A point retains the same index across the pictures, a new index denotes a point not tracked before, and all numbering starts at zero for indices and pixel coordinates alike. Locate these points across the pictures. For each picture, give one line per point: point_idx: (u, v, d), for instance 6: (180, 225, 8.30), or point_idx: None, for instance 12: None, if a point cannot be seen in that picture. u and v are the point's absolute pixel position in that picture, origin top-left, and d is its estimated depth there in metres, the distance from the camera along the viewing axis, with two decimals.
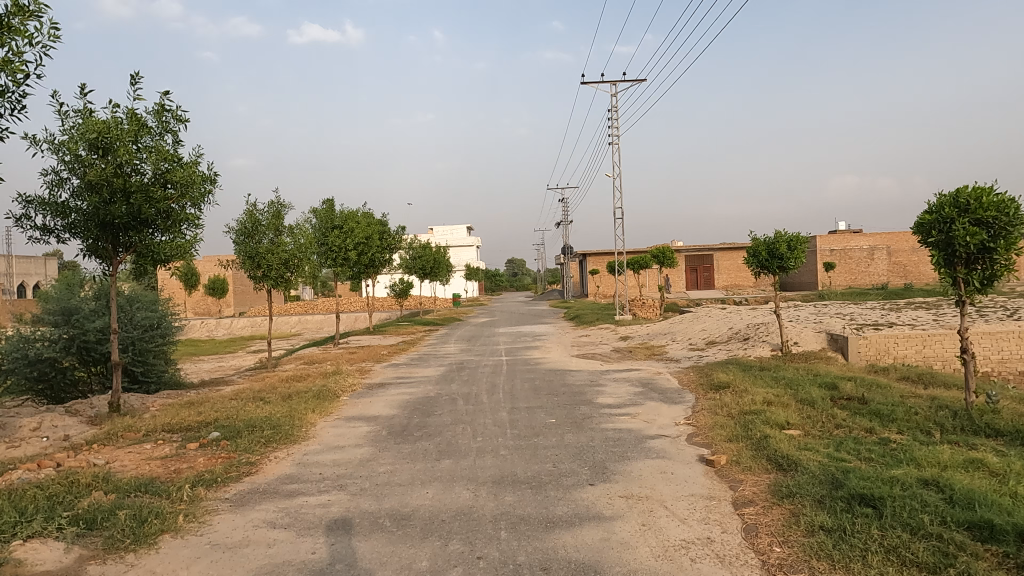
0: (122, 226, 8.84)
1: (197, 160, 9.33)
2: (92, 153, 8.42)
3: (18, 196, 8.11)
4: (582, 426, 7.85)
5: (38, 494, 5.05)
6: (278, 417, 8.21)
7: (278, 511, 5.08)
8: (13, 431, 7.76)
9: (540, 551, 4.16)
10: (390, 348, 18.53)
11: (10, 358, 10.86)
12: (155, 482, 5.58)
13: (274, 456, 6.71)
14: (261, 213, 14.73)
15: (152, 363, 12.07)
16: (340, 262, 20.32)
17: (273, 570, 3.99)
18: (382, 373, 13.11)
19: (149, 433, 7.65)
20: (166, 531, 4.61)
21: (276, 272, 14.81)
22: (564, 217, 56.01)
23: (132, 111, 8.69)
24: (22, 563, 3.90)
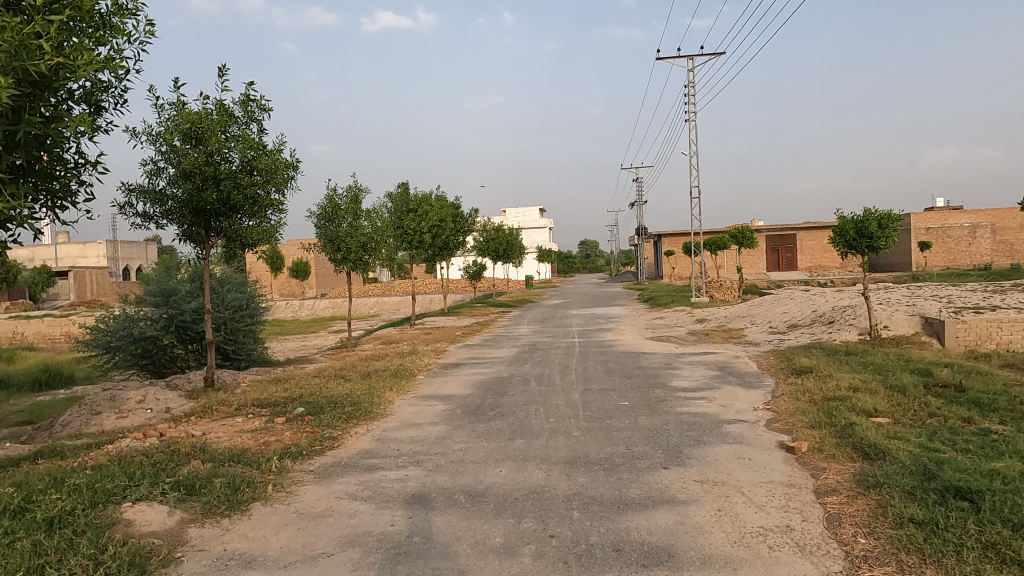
0: (213, 212, 9.31)
1: (280, 147, 9.72)
2: (186, 143, 8.93)
3: (121, 185, 8.63)
4: (656, 409, 7.75)
5: (144, 461, 5.48)
6: (358, 394, 8.55)
7: (359, 484, 5.29)
8: (121, 402, 8.41)
9: (613, 532, 4.17)
10: (465, 329, 18.91)
11: (118, 336, 11.74)
12: (246, 454, 5.93)
13: (355, 432, 6.97)
14: (340, 197, 15.20)
15: (242, 342, 12.76)
16: (416, 245, 20.73)
17: (354, 540, 4.17)
18: (456, 354, 13.38)
19: (240, 407, 8.12)
20: (257, 499, 4.91)
21: (355, 255, 15.24)
22: (639, 198, 55.12)
23: (220, 103, 9.15)
24: (131, 523, 4.27)
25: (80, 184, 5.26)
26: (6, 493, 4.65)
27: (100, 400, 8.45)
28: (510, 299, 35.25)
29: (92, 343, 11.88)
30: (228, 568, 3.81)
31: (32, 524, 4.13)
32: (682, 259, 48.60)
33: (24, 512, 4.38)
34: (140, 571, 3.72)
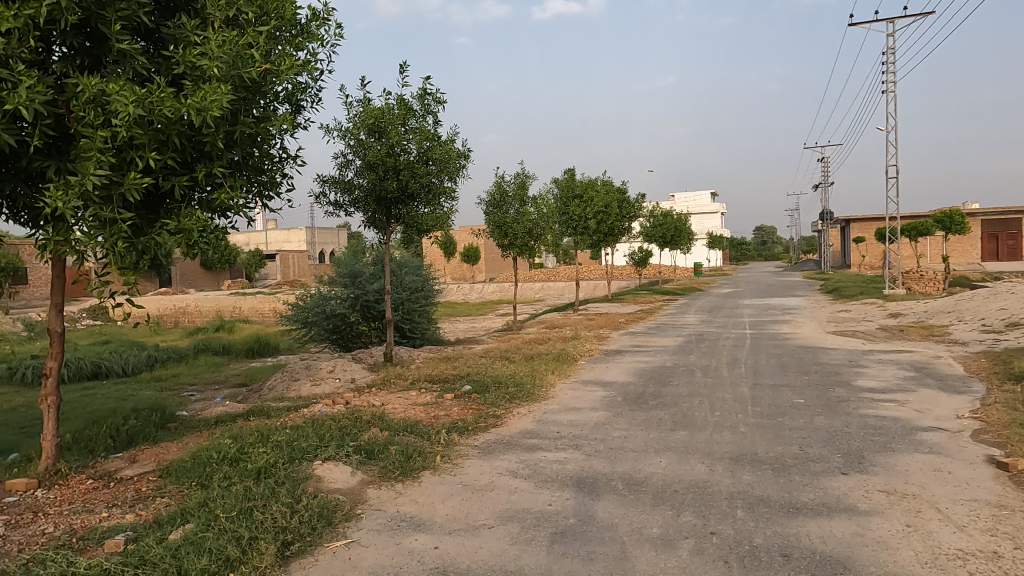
0: (393, 200, 10.04)
1: (453, 138, 10.21)
2: (371, 137, 9.71)
3: (317, 177, 9.59)
4: (836, 410, 7.13)
5: (332, 425, 6.10)
6: (521, 375, 8.82)
7: (519, 462, 5.47)
8: (314, 371, 9.41)
9: (781, 537, 3.91)
10: (628, 316, 18.71)
11: (314, 313, 13.14)
12: (419, 425, 6.37)
13: (517, 412, 7.21)
14: (508, 184, 15.66)
15: (417, 321, 13.67)
16: (580, 231, 20.80)
17: (513, 515, 4.33)
18: (619, 341, 13.29)
19: (414, 381, 8.75)
20: (427, 468, 5.26)
21: (522, 241, 15.64)
22: (824, 180, 50.61)
23: (401, 97, 9.80)
24: (321, 479, 4.79)
25: (285, 178, 5.91)
26: (225, 443, 5.43)
27: (299, 368, 9.55)
28: (676, 287, 34.16)
29: (293, 318, 13.40)
30: (401, 528, 4.14)
31: (245, 472, 4.78)
32: (874, 246, 43.97)
33: (238, 460, 5.09)
34: (327, 523, 4.16)
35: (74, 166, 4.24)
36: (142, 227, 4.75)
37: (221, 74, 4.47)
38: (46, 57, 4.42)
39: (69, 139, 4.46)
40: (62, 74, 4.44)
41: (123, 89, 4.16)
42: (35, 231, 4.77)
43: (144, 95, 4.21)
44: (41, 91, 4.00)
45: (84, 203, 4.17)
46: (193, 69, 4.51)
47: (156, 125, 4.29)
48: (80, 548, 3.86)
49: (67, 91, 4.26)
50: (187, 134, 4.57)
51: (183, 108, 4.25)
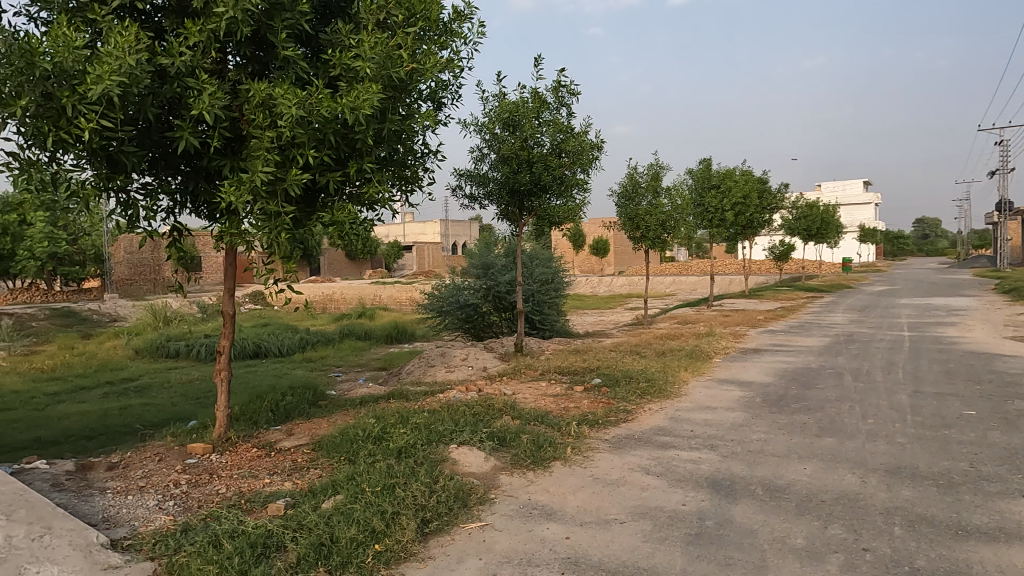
0: (526, 192, 10.17)
1: (587, 129, 10.16)
2: (505, 130, 9.89)
3: (455, 171, 9.91)
4: (1015, 424, 6.32)
5: (467, 411, 6.31)
6: (652, 371, 8.63)
7: (652, 458, 5.36)
8: (449, 358, 9.78)
9: (948, 561, 3.54)
10: (767, 313, 17.71)
11: (449, 302, 13.64)
12: (549, 416, 6.43)
13: (648, 408, 7.07)
14: (641, 175, 15.35)
15: (547, 313, 13.79)
16: (716, 223, 19.96)
17: (646, 512, 4.25)
18: (757, 339, 12.63)
19: (544, 372, 8.84)
20: (558, 459, 5.30)
21: (654, 233, 15.27)
22: (1002, 166, 44.93)
23: (535, 91, 9.89)
24: (457, 463, 4.98)
25: (427, 171, 6.16)
26: (370, 423, 5.79)
27: (435, 355, 9.97)
28: (821, 283, 31.88)
29: (430, 307, 14.00)
30: (532, 516, 4.20)
31: (387, 450, 5.08)
32: None
33: (381, 439, 5.41)
34: (463, 504, 4.32)
35: (245, 164, 4.67)
36: (301, 219, 5.15)
37: (373, 74, 4.74)
38: (223, 66, 4.88)
39: (241, 139, 4.90)
40: (236, 80, 4.89)
41: (288, 92, 4.52)
42: (213, 223, 5.31)
43: (305, 97, 4.55)
44: (220, 97, 4.43)
45: (253, 198, 4.59)
46: (348, 70, 4.81)
47: (314, 125, 4.63)
48: (247, 509, 4.29)
49: (240, 96, 4.69)
50: (341, 132, 4.90)
51: (338, 108, 4.55)
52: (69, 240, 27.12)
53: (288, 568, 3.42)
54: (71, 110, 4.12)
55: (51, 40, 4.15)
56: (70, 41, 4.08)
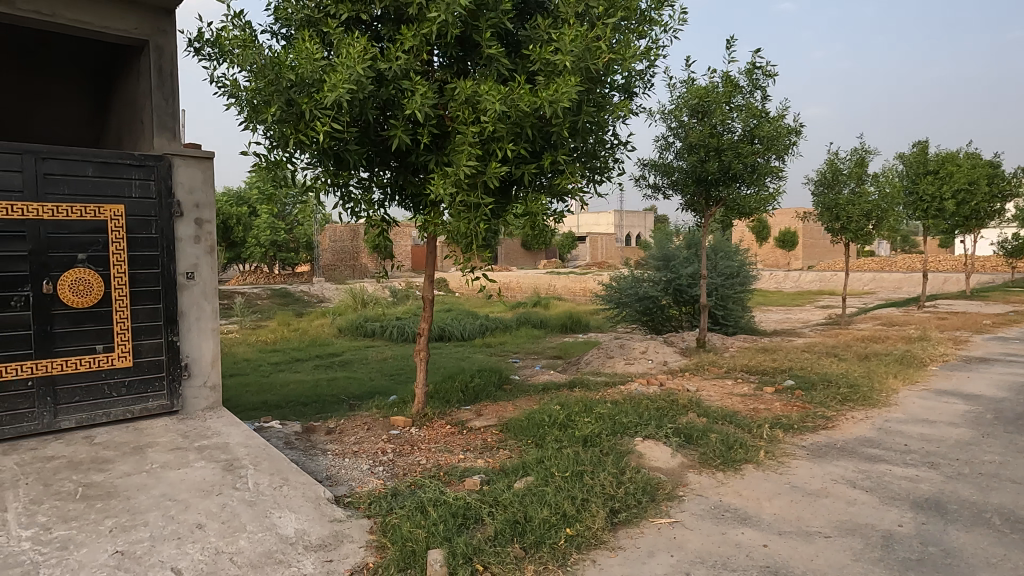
0: (713, 181, 9.75)
1: (784, 113, 9.47)
2: (693, 117, 9.57)
3: (639, 161, 9.77)
4: None
5: (650, 405, 6.22)
6: (854, 376, 7.89)
7: (858, 471, 4.91)
8: (628, 350, 9.69)
9: None
10: (996, 318, 15.36)
11: (627, 294, 13.52)
12: (738, 416, 6.13)
13: (851, 416, 6.47)
14: (843, 161, 14.04)
15: (731, 308, 13.15)
16: (932, 214, 17.68)
17: (854, 529, 3.90)
18: (984, 346, 11.00)
19: (729, 370, 8.45)
20: (749, 462, 5.05)
21: (857, 225, 13.87)
22: None
23: (727, 74, 9.42)
24: (643, 456, 4.94)
25: (617, 161, 6.13)
26: (555, 409, 5.93)
27: (614, 346, 9.95)
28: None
29: (607, 298, 13.98)
30: (725, 518, 4.05)
31: (573, 438, 5.17)
32: None
33: (566, 426, 5.52)
34: (651, 498, 4.27)
35: (450, 158, 4.98)
36: (497, 209, 5.38)
37: (571, 67, 4.81)
38: (431, 67, 5.23)
39: (447, 136, 5.22)
40: (442, 80, 5.22)
41: (491, 89, 4.73)
42: (417, 213, 5.73)
43: (507, 93, 4.74)
44: (430, 96, 4.75)
45: (456, 190, 4.88)
46: (547, 65, 4.92)
47: (514, 119, 4.81)
48: (447, 481, 4.60)
49: (447, 95, 5.00)
50: (538, 124, 5.04)
51: (538, 102, 4.68)
52: (286, 229, 30.82)
53: (487, 540, 3.62)
54: (308, 114, 4.67)
55: (294, 53, 4.72)
56: (309, 53, 4.61)
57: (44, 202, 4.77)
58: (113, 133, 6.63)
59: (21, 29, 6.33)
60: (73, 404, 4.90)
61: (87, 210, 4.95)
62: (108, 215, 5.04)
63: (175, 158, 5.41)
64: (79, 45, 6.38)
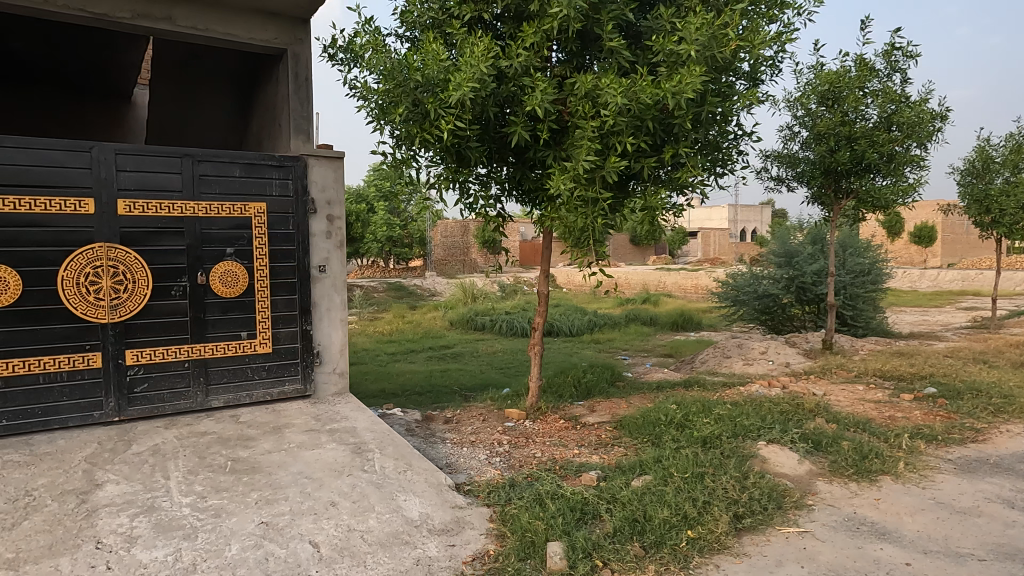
0: (843, 172, 9.15)
1: (927, 97, 8.71)
2: (821, 105, 9.02)
3: (761, 153, 9.33)
4: None
5: (773, 408, 5.94)
6: (1008, 385, 7.14)
7: (1016, 491, 4.44)
8: (747, 350, 9.29)
9: None
10: None
11: (745, 292, 12.96)
12: (872, 424, 5.72)
13: (1005, 429, 5.86)
14: (995, 148, 12.72)
15: (862, 308, 12.29)
16: None
17: (1014, 554, 3.54)
18: None
19: (860, 374, 7.91)
20: (887, 473, 4.70)
21: (1011, 218, 12.53)
22: None
23: (861, 57, 8.78)
24: (767, 461, 4.73)
25: (741, 153, 5.88)
26: (671, 408, 5.79)
27: (731, 345, 9.58)
28: None
29: (723, 296, 13.48)
30: (861, 532, 3.80)
31: (692, 438, 5.04)
32: None
33: (684, 426, 5.39)
34: (778, 506, 4.07)
35: (569, 154, 4.98)
36: (615, 204, 5.33)
37: (696, 56, 4.67)
38: (550, 63, 5.26)
39: (565, 131, 5.23)
40: (561, 75, 5.23)
41: (612, 82, 4.69)
42: (534, 209, 5.78)
43: (628, 86, 4.68)
44: (550, 91, 4.77)
45: (575, 185, 4.87)
46: (671, 55, 4.81)
47: (636, 112, 4.74)
48: (563, 475, 4.63)
49: (566, 90, 5.00)
50: (659, 117, 4.94)
51: (661, 93, 4.59)
52: (401, 225, 32.08)
53: (606, 536, 3.61)
54: (433, 113, 4.83)
55: (420, 54, 4.90)
56: (435, 54, 4.77)
57: (199, 200, 5.25)
58: (254, 137, 7.16)
59: (178, 44, 6.96)
60: (222, 384, 5.36)
61: (235, 207, 5.39)
62: (252, 212, 5.46)
63: (310, 158, 5.77)
64: (225, 56, 6.93)
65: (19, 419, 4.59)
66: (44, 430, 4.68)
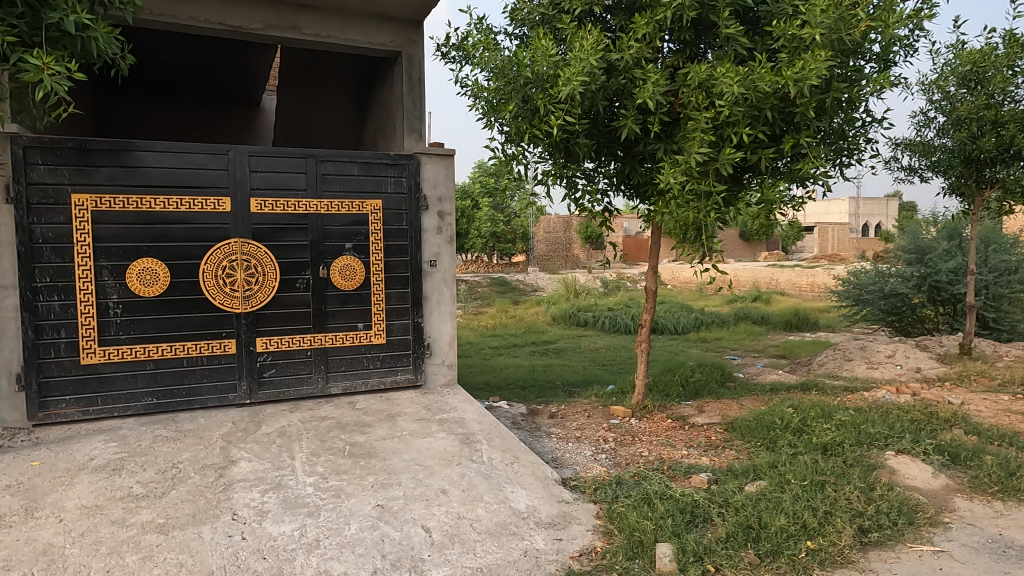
0: (987, 160, 8.33)
1: None
2: (962, 88, 8.25)
3: (891, 142, 8.64)
4: None
5: (903, 416, 5.51)
6: None
7: None
8: (871, 353, 8.67)
9: None
10: None
11: (869, 290, 12.10)
12: (1020, 437, 5.18)
13: None
14: None
15: (1007, 310, 11.15)
16: None
17: None
18: None
19: (1005, 382, 7.18)
20: None
21: None
22: None
23: (1011, 32, 7.92)
24: (897, 472, 4.39)
25: (870, 141, 5.49)
26: (788, 412, 5.51)
27: (852, 347, 8.97)
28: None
29: (844, 295, 12.65)
30: (1008, 556, 3.45)
31: (810, 445, 4.77)
32: None
33: (802, 432, 5.11)
34: (909, 521, 3.77)
35: (681, 146, 4.85)
36: (729, 197, 5.12)
37: (821, 40, 4.42)
38: (662, 54, 5.14)
39: (677, 123, 5.10)
40: (674, 66, 5.10)
41: (729, 70, 4.52)
42: (643, 203, 5.67)
43: (746, 74, 4.49)
44: (662, 83, 4.66)
45: (687, 178, 4.73)
46: (792, 40, 4.58)
47: (754, 101, 4.54)
48: (671, 475, 4.52)
49: (679, 80, 4.87)
50: (778, 106, 4.71)
51: (781, 81, 4.38)
52: (505, 220, 32.47)
53: (718, 541, 3.50)
54: (543, 109, 4.86)
55: (530, 51, 4.93)
56: (545, 50, 4.79)
57: (322, 198, 5.56)
58: (370, 137, 7.49)
59: (302, 51, 7.39)
60: (340, 372, 5.67)
61: (353, 204, 5.66)
62: (369, 209, 5.72)
63: (423, 157, 5.95)
64: (344, 61, 7.28)
65: (166, 398, 5.07)
66: (187, 409, 5.14)
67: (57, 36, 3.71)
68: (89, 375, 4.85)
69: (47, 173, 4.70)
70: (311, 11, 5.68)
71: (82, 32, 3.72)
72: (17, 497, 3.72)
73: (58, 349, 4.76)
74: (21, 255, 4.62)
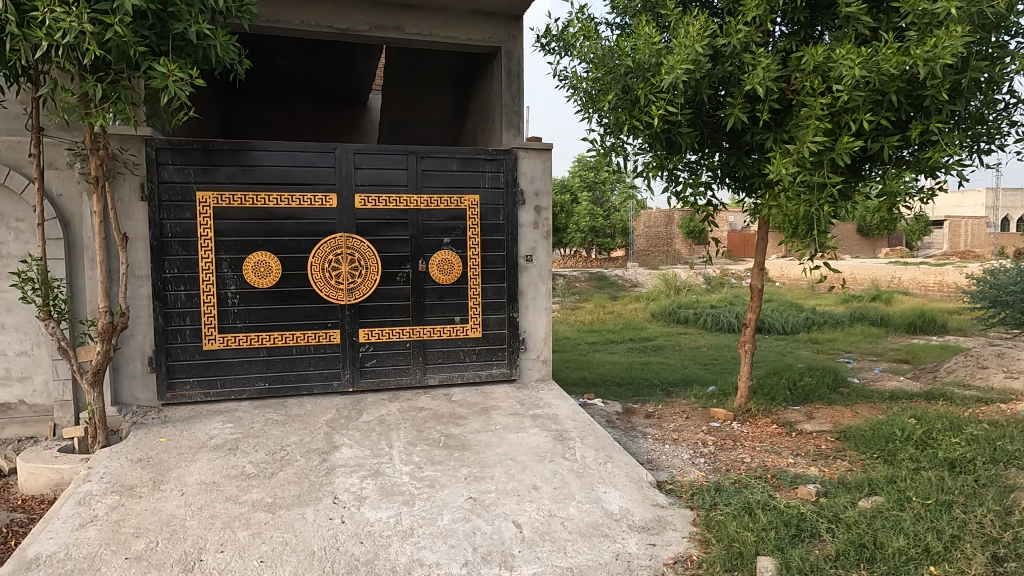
0: None
1: None
2: None
3: None
4: None
5: None
6: None
7: None
8: (1011, 361, 7.81)
9: None
10: None
11: (1009, 291, 10.92)
12: None
13: None
14: None
15: None
16: None
17: None
18: None
19: None
20: None
21: None
22: None
23: None
24: None
25: (1014, 124, 4.93)
26: (909, 422, 5.06)
27: (988, 353, 8.11)
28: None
29: (978, 295, 11.48)
30: None
31: (935, 460, 4.37)
32: None
33: (925, 445, 4.68)
34: None
35: (793, 135, 4.55)
36: (846, 189, 4.76)
37: (958, 14, 4.00)
38: (773, 37, 4.85)
39: (789, 110, 4.79)
40: (786, 50, 4.79)
41: (850, 52, 4.18)
42: (750, 196, 5.38)
43: (869, 56, 4.14)
44: (774, 68, 4.40)
45: (798, 170, 4.43)
46: (923, 16, 4.18)
47: (877, 85, 4.19)
48: (775, 485, 4.28)
49: (792, 65, 4.57)
50: (905, 89, 4.31)
51: (910, 62, 4.02)
52: (604, 215, 32.07)
53: (827, 559, 3.26)
54: (643, 100, 4.72)
55: (632, 40, 4.79)
56: (647, 38, 4.64)
57: (422, 194, 5.68)
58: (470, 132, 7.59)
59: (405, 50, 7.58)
60: (438, 364, 5.79)
61: (452, 200, 5.75)
62: (467, 205, 5.78)
63: (521, 151, 5.94)
64: (446, 58, 7.40)
65: (277, 383, 5.38)
66: (296, 394, 5.42)
67: (182, 45, 3.99)
68: (210, 360, 5.21)
69: (176, 172, 5.08)
70: (415, 11, 5.81)
71: (203, 41, 3.97)
72: (147, 470, 4.06)
73: (184, 335, 5.15)
74: (153, 247, 5.05)
